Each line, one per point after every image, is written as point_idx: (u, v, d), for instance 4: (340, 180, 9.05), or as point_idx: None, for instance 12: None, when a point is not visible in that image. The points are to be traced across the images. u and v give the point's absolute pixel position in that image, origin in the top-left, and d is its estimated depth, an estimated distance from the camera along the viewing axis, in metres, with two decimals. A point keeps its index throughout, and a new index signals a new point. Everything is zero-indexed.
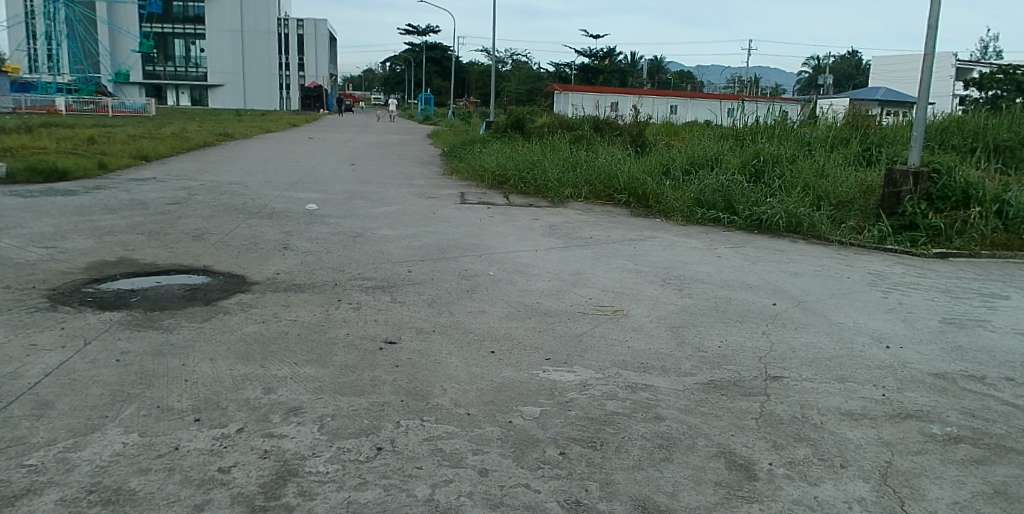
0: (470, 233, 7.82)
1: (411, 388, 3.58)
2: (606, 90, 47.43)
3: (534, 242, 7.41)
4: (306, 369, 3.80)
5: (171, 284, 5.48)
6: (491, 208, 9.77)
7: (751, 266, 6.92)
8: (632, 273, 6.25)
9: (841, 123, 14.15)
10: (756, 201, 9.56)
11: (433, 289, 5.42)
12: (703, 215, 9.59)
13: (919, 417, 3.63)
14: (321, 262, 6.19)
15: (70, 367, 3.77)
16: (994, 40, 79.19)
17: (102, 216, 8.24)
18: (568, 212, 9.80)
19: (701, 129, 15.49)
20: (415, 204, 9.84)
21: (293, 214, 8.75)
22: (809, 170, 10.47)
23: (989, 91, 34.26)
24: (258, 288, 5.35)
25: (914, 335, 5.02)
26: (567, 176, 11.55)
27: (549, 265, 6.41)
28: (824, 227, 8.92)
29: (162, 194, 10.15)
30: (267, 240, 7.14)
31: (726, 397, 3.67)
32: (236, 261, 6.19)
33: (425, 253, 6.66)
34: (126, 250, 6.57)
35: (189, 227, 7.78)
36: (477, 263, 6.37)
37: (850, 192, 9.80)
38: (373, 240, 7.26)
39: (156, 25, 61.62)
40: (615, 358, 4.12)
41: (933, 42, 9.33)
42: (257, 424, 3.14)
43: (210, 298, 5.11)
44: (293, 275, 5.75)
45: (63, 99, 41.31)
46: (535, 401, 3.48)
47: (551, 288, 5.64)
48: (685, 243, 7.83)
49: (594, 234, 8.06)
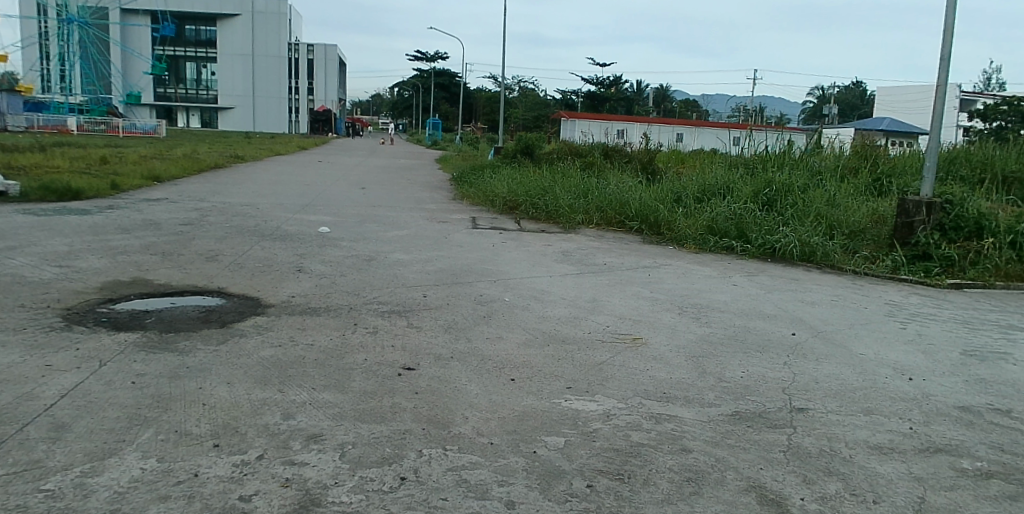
0: (484, 257, 7.81)
1: (433, 415, 3.53)
2: (613, 119, 48.12)
3: (547, 268, 7.38)
4: (325, 395, 3.74)
5: (185, 306, 5.45)
6: (503, 233, 9.76)
7: (766, 294, 6.86)
8: (648, 300, 6.20)
9: (850, 153, 14.22)
10: (769, 229, 9.55)
11: (450, 315, 5.38)
12: (715, 243, 9.54)
13: (949, 451, 3.55)
14: (335, 285, 6.15)
15: (86, 389, 3.73)
16: (997, 72, 80.24)
17: (116, 235, 8.26)
18: (580, 238, 9.76)
19: (710, 156, 15.58)
20: (427, 228, 9.85)
21: (306, 237, 8.75)
22: (821, 198, 10.46)
23: (993, 122, 34.51)
24: (273, 311, 5.30)
25: (937, 367, 4.95)
26: (578, 202, 11.53)
27: (565, 292, 6.36)
28: (838, 256, 8.89)
29: (175, 215, 10.17)
30: (281, 262, 7.12)
31: (752, 430, 3.59)
32: (250, 283, 6.17)
33: (440, 278, 6.63)
34: (140, 270, 6.56)
35: (202, 248, 7.77)
36: (492, 288, 6.33)
37: (862, 221, 9.80)
38: (387, 263, 7.24)
39: (169, 48, 63.32)
40: (637, 388, 4.05)
41: (946, 73, 9.39)
42: (278, 451, 3.08)
43: (226, 320, 5.09)
44: (308, 297, 5.71)
45: (75, 119, 42.04)
46: (558, 431, 3.41)
47: (567, 314, 5.60)
48: (698, 270, 7.81)
49: (607, 261, 8.02)
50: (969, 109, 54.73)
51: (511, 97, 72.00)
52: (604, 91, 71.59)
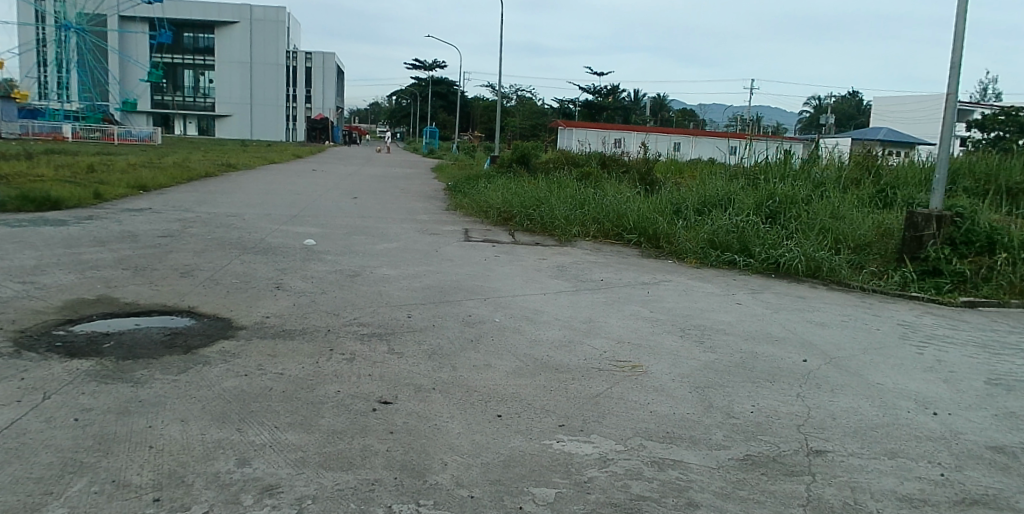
0: (475, 273, 7.43)
1: (408, 461, 3.13)
2: (611, 127, 47.90)
3: (541, 285, 7.00)
4: (288, 435, 3.35)
5: (150, 328, 5.05)
6: (497, 246, 9.38)
7: (773, 314, 6.48)
8: (649, 321, 5.81)
9: (852, 165, 13.89)
10: (773, 242, 9.17)
11: (435, 338, 4.98)
12: (717, 257, 9.16)
13: (986, 503, 3.16)
14: (314, 305, 5.75)
15: (22, 428, 3.33)
16: (994, 82, 80.27)
17: (89, 248, 7.86)
18: (577, 252, 9.38)
19: (710, 166, 15.24)
20: (418, 241, 9.46)
21: (290, 250, 8.36)
22: (825, 210, 10.11)
23: (991, 132, 34.30)
24: (244, 334, 4.90)
25: (961, 399, 4.57)
26: (574, 214, 11.14)
27: (560, 312, 5.97)
28: (845, 271, 8.52)
29: (156, 226, 9.78)
30: (260, 278, 6.73)
31: (766, 478, 3.21)
32: (224, 302, 5.77)
33: (427, 296, 6.24)
34: (108, 287, 6.16)
35: (179, 262, 7.37)
36: (482, 308, 5.94)
37: (868, 235, 9.45)
38: (371, 279, 6.85)
39: (166, 55, 63.09)
40: (637, 426, 3.67)
41: (957, 82, 9.09)
42: (226, 507, 2.69)
43: (191, 344, 4.68)
44: (283, 318, 5.31)
45: (70, 126, 41.64)
46: (549, 481, 3.02)
47: (562, 338, 5.21)
48: (700, 287, 7.42)
49: (604, 277, 7.63)
50: (967, 119, 54.65)
51: (509, 106, 71.82)
52: (602, 101, 71.47)
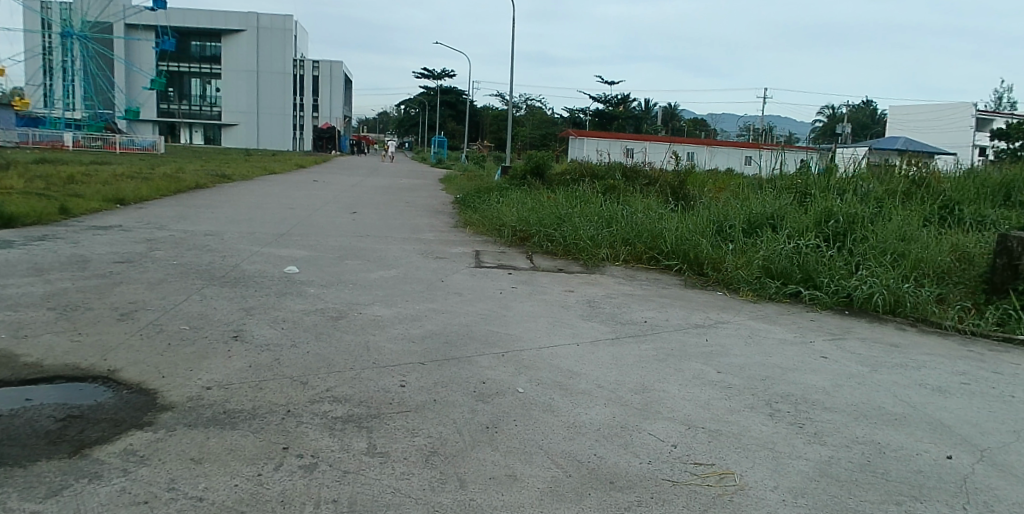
0: (489, 312, 6.01)
1: None
2: (623, 137, 46.68)
3: (571, 330, 5.58)
4: None
5: (41, 406, 3.64)
6: (512, 274, 7.97)
7: (872, 374, 5.02)
8: (721, 390, 4.37)
9: (906, 176, 12.34)
10: (843, 272, 7.72)
11: (433, 426, 3.56)
12: (777, 289, 7.72)
13: None
14: (277, 367, 4.34)
15: None
16: (1009, 91, 78.55)
17: (20, 279, 6.50)
18: (608, 281, 7.96)
19: (745, 178, 13.77)
20: (420, 267, 8.07)
21: (265, 281, 6.97)
22: (894, 231, 8.62)
23: (1016, 141, 32.98)
24: (167, 420, 3.49)
25: None
26: (601, 234, 9.72)
27: (602, 374, 4.54)
28: (932, 307, 7.04)
29: (117, 248, 8.43)
30: (216, 322, 5.34)
31: None
32: (158, 362, 4.37)
33: (428, 350, 4.82)
34: (14, 336, 4.77)
35: (124, 298, 5.99)
36: (499, 369, 4.51)
37: (949, 261, 7.95)
38: (358, 324, 5.43)
39: (173, 64, 62.70)
40: None
41: None
42: None
43: (86, 437, 3.28)
44: (230, 391, 3.90)
45: (73, 135, 40.73)
46: None
47: (610, 420, 3.77)
48: (768, 332, 5.96)
49: (647, 318, 6.18)
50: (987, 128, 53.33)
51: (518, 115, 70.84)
52: (612, 110, 70.44)
